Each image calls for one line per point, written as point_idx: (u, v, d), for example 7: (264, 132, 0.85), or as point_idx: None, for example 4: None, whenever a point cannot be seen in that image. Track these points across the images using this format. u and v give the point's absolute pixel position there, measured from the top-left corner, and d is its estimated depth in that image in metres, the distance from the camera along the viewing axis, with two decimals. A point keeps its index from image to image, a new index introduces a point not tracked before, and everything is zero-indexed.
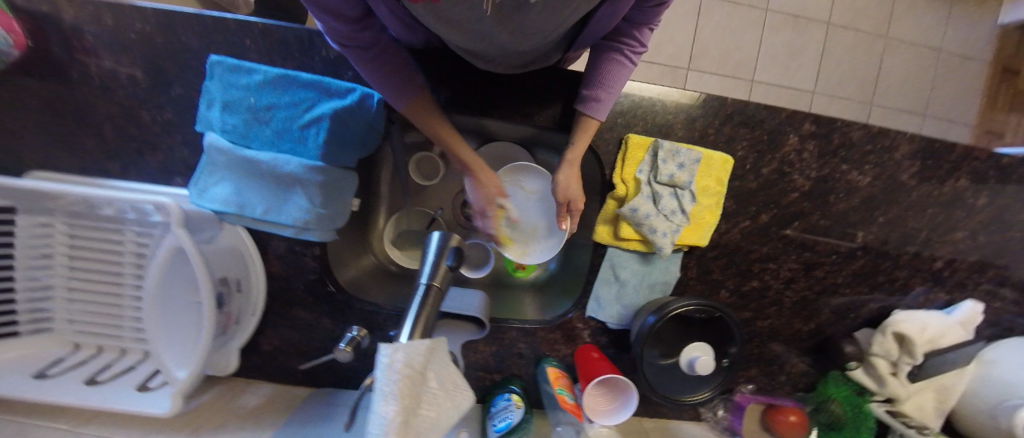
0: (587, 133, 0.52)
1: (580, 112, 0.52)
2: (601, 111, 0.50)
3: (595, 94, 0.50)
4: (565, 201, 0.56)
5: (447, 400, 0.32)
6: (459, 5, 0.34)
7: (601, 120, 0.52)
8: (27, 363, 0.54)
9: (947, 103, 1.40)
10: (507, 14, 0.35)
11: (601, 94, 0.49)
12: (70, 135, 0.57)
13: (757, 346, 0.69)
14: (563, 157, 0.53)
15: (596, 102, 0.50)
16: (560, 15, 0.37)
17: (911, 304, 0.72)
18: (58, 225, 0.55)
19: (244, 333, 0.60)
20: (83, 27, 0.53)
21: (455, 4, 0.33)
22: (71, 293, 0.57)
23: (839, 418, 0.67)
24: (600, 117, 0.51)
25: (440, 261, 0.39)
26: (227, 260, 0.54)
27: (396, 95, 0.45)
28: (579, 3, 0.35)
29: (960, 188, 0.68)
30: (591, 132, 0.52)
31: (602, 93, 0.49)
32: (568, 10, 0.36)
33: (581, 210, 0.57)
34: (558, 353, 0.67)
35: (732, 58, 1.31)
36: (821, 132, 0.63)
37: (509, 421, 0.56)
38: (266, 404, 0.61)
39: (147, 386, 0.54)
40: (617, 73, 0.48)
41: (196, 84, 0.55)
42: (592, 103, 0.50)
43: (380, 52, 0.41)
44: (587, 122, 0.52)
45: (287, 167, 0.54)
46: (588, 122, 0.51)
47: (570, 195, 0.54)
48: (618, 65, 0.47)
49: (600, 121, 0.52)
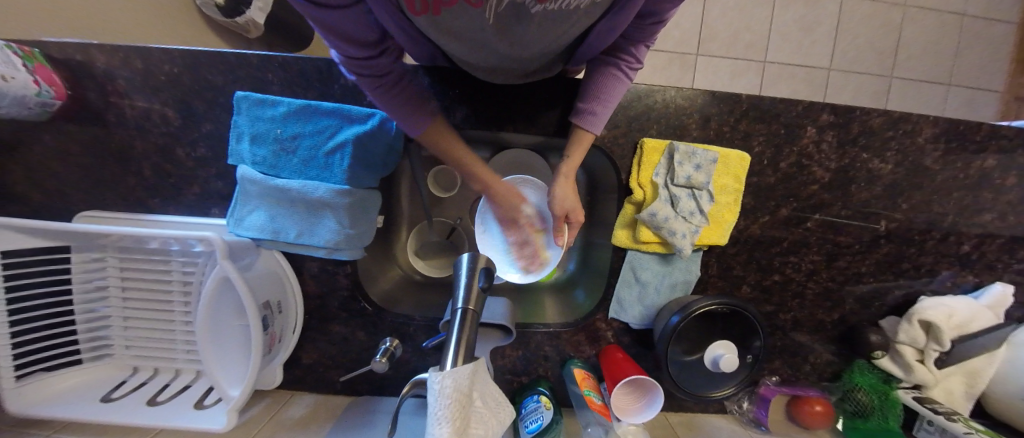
0: (582, 145, 0.53)
1: (576, 125, 0.53)
2: (596, 125, 0.51)
3: (590, 107, 0.51)
4: (564, 214, 0.57)
5: (492, 417, 0.39)
6: (460, 18, 0.36)
7: (596, 134, 0.53)
8: (95, 387, 0.59)
9: (975, 69, 1.33)
10: (507, 26, 0.37)
11: (597, 108, 0.50)
12: (115, 174, 0.62)
13: (780, 338, 0.70)
14: (559, 170, 0.55)
15: (591, 116, 0.51)
16: (559, 29, 0.39)
17: (938, 288, 0.71)
18: (108, 260, 0.59)
19: (286, 350, 0.64)
20: (116, 74, 0.58)
21: (458, 15, 0.35)
22: (125, 321, 0.61)
23: (865, 407, 0.68)
24: (595, 130, 0.52)
25: (472, 283, 0.42)
26: (267, 284, 0.57)
27: (406, 120, 0.44)
28: (578, 17, 0.37)
29: (987, 169, 0.66)
30: (585, 144, 0.53)
31: (598, 107, 0.50)
32: (568, 24, 0.38)
33: (581, 220, 0.58)
34: (582, 354, 0.69)
35: (742, 38, 1.27)
36: (839, 122, 0.62)
37: (540, 422, 0.58)
38: (310, 415, 0.65)
39: (202, 404, 0.58)
40: (613, 88, 0.49)
41: (226, 119, 0.60)
42: (588, 116, 0.51)
43: (393, 79, 0.40)
44: (582, 134, 0.53)
45: (316, 192, 0.56)
46: (582, 134, 0.52)
47: (567, 207, 0.55)
48: (615, 80, 0.49)
49: (594, 135, 0.52)
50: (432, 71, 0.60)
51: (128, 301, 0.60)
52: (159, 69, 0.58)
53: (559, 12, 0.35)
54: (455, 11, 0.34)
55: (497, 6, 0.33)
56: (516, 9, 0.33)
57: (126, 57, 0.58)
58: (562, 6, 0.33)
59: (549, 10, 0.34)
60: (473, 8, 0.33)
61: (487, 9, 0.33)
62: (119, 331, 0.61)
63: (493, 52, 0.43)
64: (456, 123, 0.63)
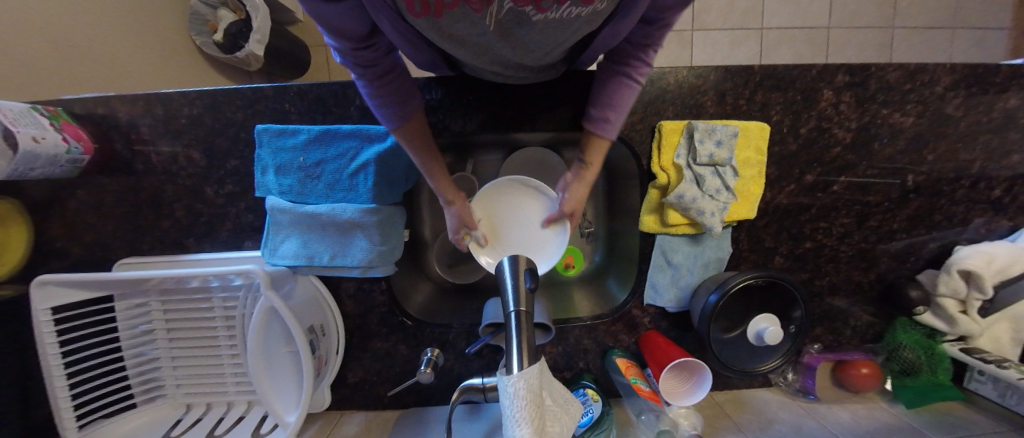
0: (599, 151, 0.50)
1: (589, 131, 0.50)
2: (611, 131, 0.48)
3: (603, 114, 0.47)
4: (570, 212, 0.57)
5: (564, 414, 0.41)
6: (461, 23, 0.35)
7: (612, 139, 0.50)
8: (153, 430, 0.60)
9: (979, 10, 1.30)
10: (508, 30, 0.36)
11: (609, 114, 0.47)
12: (147, 220, 0.64)
13: (818, 304, 0.70)
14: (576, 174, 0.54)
15: (604, 122, 0.47)
16: (561, 36, 0.38)
17: (973, 236, 0.70)
18: (152, 303, 0.60)
19: (332, 371, 0.65)
20: (139, 122, 0.60)
21: (458, 19, 0.34)
22: (175, 360, 0.63)
23: (914, 364, 0.67)
24: (609, 137, 0.48)
25: (519, 284, 0.43)
26: (309, 310, 0.59)
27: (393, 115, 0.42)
28: (580, 24, 0.36)
29: (1011, 109, 0.65)
30: (602, 150, 0.50)
31: (610, 113, 0.46)
32: (569, 32, 0.37)
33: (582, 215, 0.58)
34: (622, 343, 0.69)
35: (738, 7, 1.26)
36: (855, 81, 0.61)
37: (591, 415, 0.60)
38: (364, 432, 0.66)
39: (260, 433, 0.59)
40: (623, 94, 0.45)
41: (249, 154, 0.61)
42: (601, 123, 0.48)
43: (382, 72, 0.39)
44: (597, 142, 0.50)
45: (345, 214, 0.57)
46: (598, 142, 0.49)
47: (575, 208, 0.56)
48: (624, 87, 0.45)
49: (610, 141, 0.49)
50: (443, 81, 0.60)
51: (174, 341, 0.62)
52: (179, 111, 0.60)
53: (560, 22, 0.34)
54: (456, 16, 0.33)
55: (499, 11, 0.32)
56: (516, 16, 0.33)
57: (147, 104, 0.59)
58: (564, 15, 0.32)
59: (550, 19, 0.33)
60: (474, 14, 0.32)
61: (488, 14, 0.32)
62: (170, 371, 0.63)
63: (496, 56, 0.42)
64: (473, 131, 0.63)
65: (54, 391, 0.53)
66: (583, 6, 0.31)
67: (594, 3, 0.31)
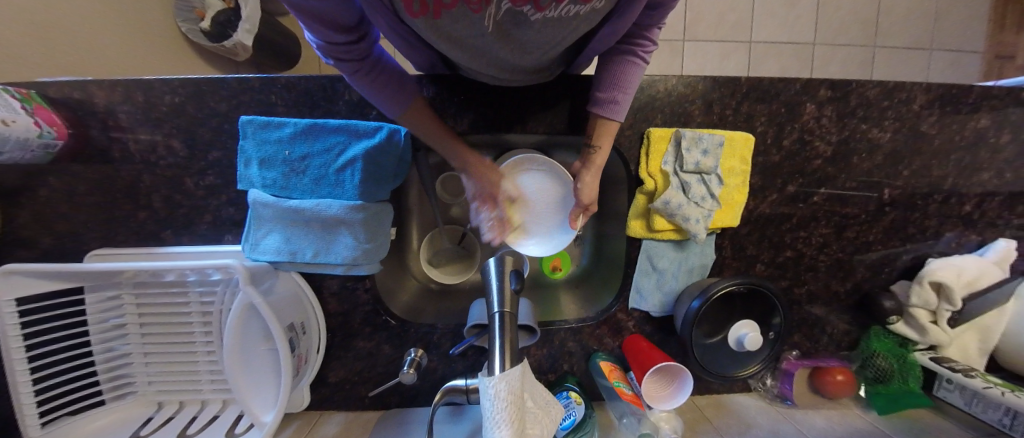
0: (609, 134, 0.51)
1: (597, 115, 0.50)
2: (619, 112, 0.49)
3: (611, 95, 0.48)
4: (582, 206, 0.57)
5: (545, 417, 0.41)
6: (460, 23, 0.35)
7: (619, 122, 0.51)
8: (119, 430, 0.58)
9: (953, 34, 1.35)
10: (507, 31, 0.36)
11: (619, 94, 0.48)
12: (122, 210, 0.62)
13: (797, 311, 0.72)
14: (588, 162, 0.53)
15: (612, 104, 0.48)
16: (559, 35, 0.38)
17: (944, 249, 0.72)
18: (124, 296, 0.58)
19: (312, 371, 0.64)
20: (117, 109, 0.58)
21: (458, 20, 0.34)
22: (147, 357, 0.61)
23: (886, 372, 0.70)
24: (618, 119, 0.49)
25: (504, 285, 0.45)
26: (289, 307, 0.57)
27: (392, 106, 0.45)
28: (577, 24, 0.36)
29: (981, 128, 0.67)
30: (611, 133, 0.51)
31: (619, 93, 0.47)
32: (567, 31, 0.37)
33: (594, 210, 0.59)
34: (607, 347, 0.69)
35: (728, 20, 1.29)
36: (837, 96, 0.63)
37: (573, 418, 0.60)
38: (343, 433, 0.65)
39: (233, 433, 0.57)
40: (630, 73, 0.47)
41: (233, 146, 0.60)
42: (609, 105, 0.48)
43: (371, 65, 0.41)
44: (606, 124, 0.50)
45: (330, 210, 0.56)
46: (606, 124, 0.50)
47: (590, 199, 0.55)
48: (631, 65, 0.46)
49: (618, 123, 0.50)
50: (434, 79, 0.60)
51: (146, 337, 0.59)
52: (160, 100, 0.58)
53: (559, 21, 0.34)
54: (456, 17, 0.33)
55: (497, 12, 0.32)
56: (515, 17, 0.33)
57: (127, 91, 0.58)
58: (563, 13, 0.33)
59: (549, 18, 0.34)
60: (473, 14, 0.32)
61: (487, 15, 0.32)
62: (142, 367, 0.61)
63: (495, 58, 0.42)
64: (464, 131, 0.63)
65: (16, 386, 0.51)
66: (582, 4, 0.31)
67: (592, 3, 0.32)
